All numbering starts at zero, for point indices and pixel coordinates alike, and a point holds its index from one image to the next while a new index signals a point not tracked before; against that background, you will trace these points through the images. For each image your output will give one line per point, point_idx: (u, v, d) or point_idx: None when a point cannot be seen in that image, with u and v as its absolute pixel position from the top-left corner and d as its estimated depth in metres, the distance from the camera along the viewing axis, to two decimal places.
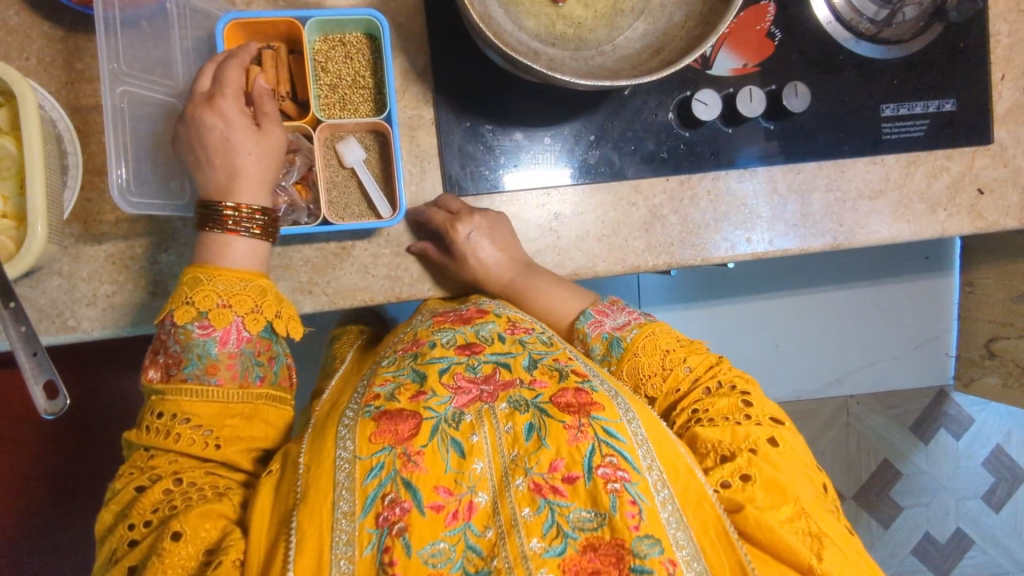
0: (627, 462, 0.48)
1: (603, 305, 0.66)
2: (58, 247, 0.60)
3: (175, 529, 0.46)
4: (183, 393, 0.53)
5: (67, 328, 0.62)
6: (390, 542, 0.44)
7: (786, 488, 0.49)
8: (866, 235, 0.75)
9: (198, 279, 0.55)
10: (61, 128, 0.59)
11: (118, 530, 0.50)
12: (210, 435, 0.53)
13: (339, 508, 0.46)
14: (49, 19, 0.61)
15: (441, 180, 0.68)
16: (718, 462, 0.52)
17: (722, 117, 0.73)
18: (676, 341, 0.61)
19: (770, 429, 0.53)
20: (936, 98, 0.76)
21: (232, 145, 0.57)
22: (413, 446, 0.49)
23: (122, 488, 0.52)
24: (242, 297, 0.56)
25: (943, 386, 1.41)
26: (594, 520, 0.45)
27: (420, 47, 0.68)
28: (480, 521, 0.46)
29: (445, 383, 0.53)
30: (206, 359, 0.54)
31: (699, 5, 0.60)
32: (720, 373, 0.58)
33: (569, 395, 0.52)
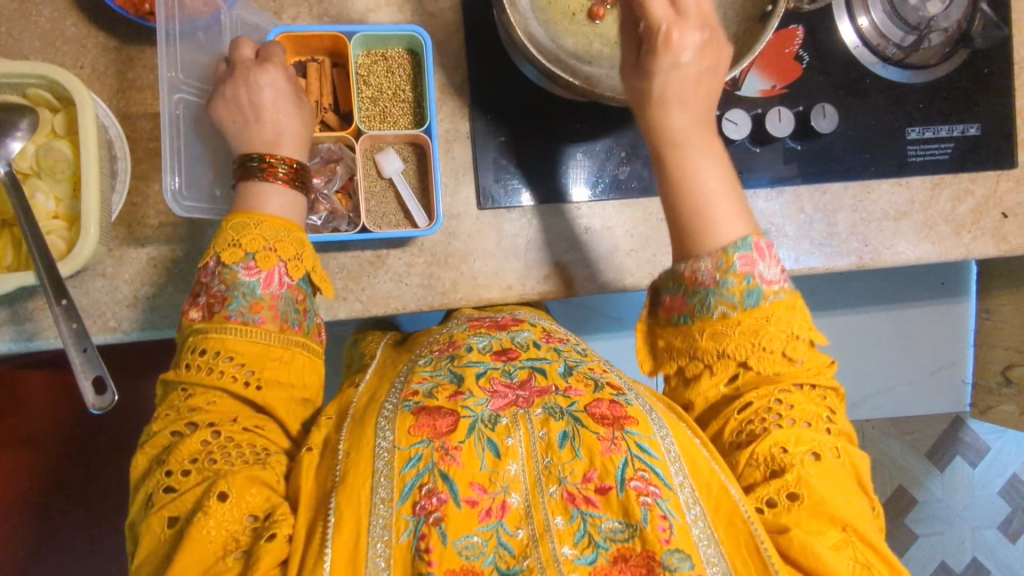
0: (659, 478, 0.48)
1: (763, 243, 0.56)
2: (104, 249, 0.62)
3: (222, 490, 0.47)
4: (227, 330, 0.54)
5: (108, 328, 0.63)
6: (427, 530, 0.45)
7: (833, 511, 0.48)
8: (891, 256, 0.76)
9: (245, 222, 0.56)
10: (112, 134, 0.61)
11: (154, 475, 0.49)
12: (252, 375, 0.53)
13: (378, 494, 0.47)
14: (103, 30, 0.64)
15: (475, 192, 0.69)
16: (767, 477, 0.50)
17: (750, 136, 0.74)
18: (806, 330, 0.56)
19: (841, 442, 0.52)
20: (960, 123, 0.77)
21: (282, 103, 0.60)
22: (451, 442, 0.49)
23: (158, 430, 0.52)
24: (288, 243, 0.57)
25: (961, 413, 1.40)
26: (624, 531, 0.46)
27: (458, 63, 0.69)
28: (513, 521, 0.47)
29: (482, 386, 0.54)
30: (250, 297, 0.55)
31: (733, 26, 0.61)
32: (821, 378, 0.55)
33: (603, 407, 0.52)
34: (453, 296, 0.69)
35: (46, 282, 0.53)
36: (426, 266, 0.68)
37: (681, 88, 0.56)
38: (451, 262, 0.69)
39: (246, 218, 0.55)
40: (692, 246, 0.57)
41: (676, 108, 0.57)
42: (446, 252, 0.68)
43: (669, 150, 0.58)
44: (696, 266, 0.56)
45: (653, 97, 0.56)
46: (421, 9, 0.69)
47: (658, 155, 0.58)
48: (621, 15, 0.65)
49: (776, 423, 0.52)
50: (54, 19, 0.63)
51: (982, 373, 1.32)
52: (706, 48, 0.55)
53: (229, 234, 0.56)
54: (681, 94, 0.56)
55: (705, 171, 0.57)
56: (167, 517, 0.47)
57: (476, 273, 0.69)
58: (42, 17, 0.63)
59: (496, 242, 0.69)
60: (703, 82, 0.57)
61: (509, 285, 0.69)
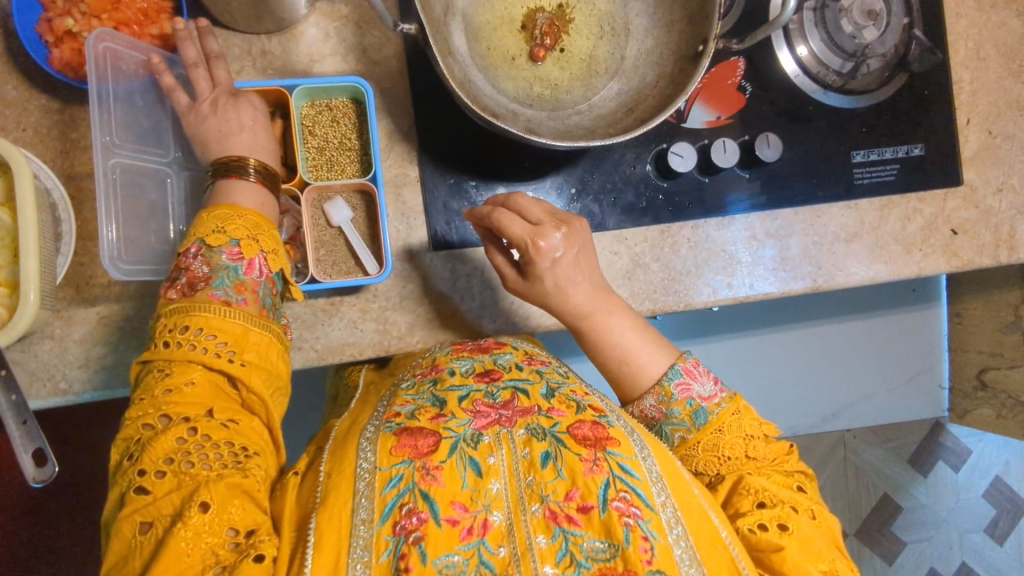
0: (640, 499, 0.49)
1: (690, 363, 0.64)
2: (50, 311, 0.61)
3: (203, 500, 0.46)
4: (210, 309, 0.53)
5: (58, 391, 0.62)
6: (406, 549, 0.45)
7: (819, 549, 0.53)
8: (845, 277, 0.77)
9: (230, 212, 0.57)
10: (56, 196, 0.61)
11: (127, 474, 0.48)
12: (234, 355, 0.54)
13: (358, 515, 0.47)
14: (45, 92, 0.64)
15: (427, 235, 0.69)
16: (756, 506, 0.55)
17: (698, 167, 0.75)
18: (759, 427, 0.62)
19: (817, 505, 0.56)
20: (904, 144, 0.79)
21: (261, 121, 0.61)
22: (432, 461, 0.50)
23: (131, 422, 0.51)
24: (268, 237, 0.58)
25: (940, 418, 1.41)
26: (606, 551, 0.47)
27: (404, 108, 0.70)
28: (495, 538, 0.47)
29: (465, 408, 0.55)
30: (235, 278, 0.55)
31: (670, 64, 0.62)
32: (786, 463, 0.61)
33: (585, 428, 0.53)
34: (409, 340, 0.69)
35: None
36: (381, 311, 0.68)
37: (568, 274, 0.62)
38: (407, 305, 0.69)
39: (227, 208, 0.56)
40: (633, 391, 0.64)
41: (571, 289, 0.63)
42: (401, 296, 0.69)
43: (582, 323, 0.64)
44: (643, 405, 0.63)
45: (549, 291, 0.63)
46: (365, 57, 0.69)
47: (576, 329, 0.65)
48: (562, 58, 0.67)
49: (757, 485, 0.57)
50: None
51: (956, 379, 1.34)
52: (572, 235, 0.62)
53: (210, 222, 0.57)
54: (569, 276, 0.62)
55: (619, 329, 0.64)
56: (140, 522, 0.46)
57: (432, 315, 0.69)
58: None
59: (451, 283, 0.69)
60: (581, 258, 0.63)
61: (465, 325, 0.70)
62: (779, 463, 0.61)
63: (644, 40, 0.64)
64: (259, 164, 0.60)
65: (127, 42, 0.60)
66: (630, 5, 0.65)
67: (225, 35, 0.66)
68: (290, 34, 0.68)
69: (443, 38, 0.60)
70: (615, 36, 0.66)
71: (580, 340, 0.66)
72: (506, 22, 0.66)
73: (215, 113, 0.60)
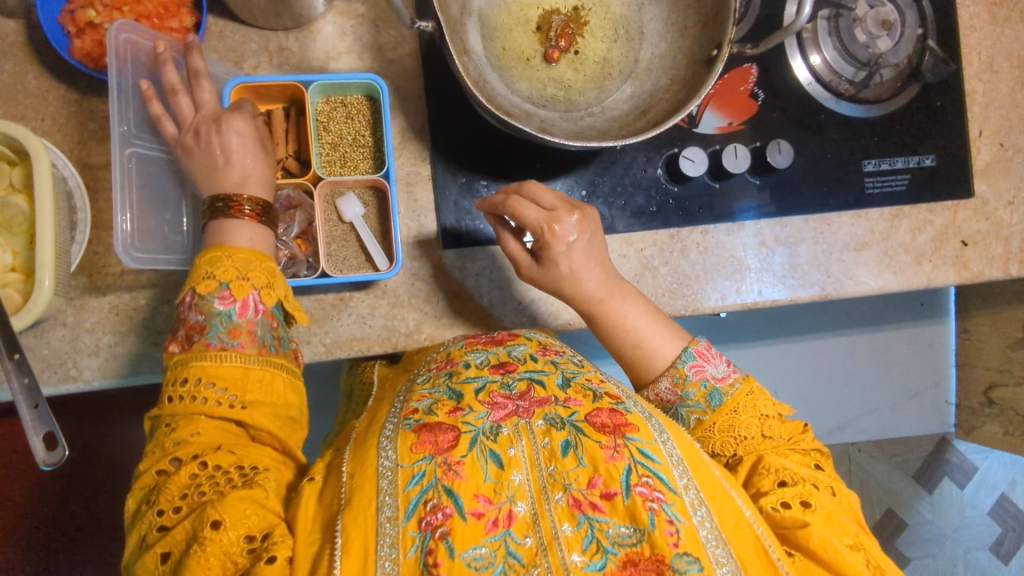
0: (663, 483, 0.49)
1: (703, 346, 0.64)
2: (63, 299, 0.62)
3: (214, 518, 0.47)
4: (206, 357, 0.54)
5: (68, 378, 0.63)
6: (434, 544, 0.45)
7: (843, 523, 0.53)
8: (854, 286, 0.77)
9: (218, 256, 0.56)
10: (71, 185, 0.62)
11: (146, 517, 0.50)
12: (235, 398, 0.54)
13: (383, 513, 0.47)
14: (65, 82, 0.65)
15: (438, 233, 0.70)
16: (777, 486, 0.55)
17: (708, 172, 0.75)
18: (773, 406, 0.62)
19: (837, 482, 0.57)
20: (916, 154, 0.79)
21: (247, 149, 0.59)
22: (453, 457, 0.50)
23: (145, 470, 0.52)
24: (260, 271, 0.57)
25: (947, 434, 1.40)
26: (632, 536, 0.47)
27: (417, 107, 0.70)
28: (521, 529, 0.47)
29: (481, 400, 0.55)
30: (228, 323, 0.55)
31: (683, 69, 0.62)
32: (801, 441, 0.61)
33: (604, 416, 0.53)
34: (417, 337, 0.69)
35: None
36: (389, 307, 0.69)
37: (582, 260, 0.63)
38: (415, 302, 0.69)
39: (218, 251, 0.56)
40: (646, 374, 0.64)
41: (585, 275, 0.63)
42: (410, 293, 0.69)
43: (594, 308, 0.64)
44: (657, 388, 0.64)
45: (562, 276, 0.63)
46: (380, 55, 0.70)
47: (587, 315, 0.65)
48: (576, 59, 0.67)
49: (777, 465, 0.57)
50: (16, 73, 0.64)
51: (964, 395, 1.33)
52: (583, 221, 0.63)
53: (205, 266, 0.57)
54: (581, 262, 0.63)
55: (630, 313, 0.64)
56: (161, 553, 0.48)
57: (440, 313, 0.69)
58: (3, 71, 0.64)
59: (459, 282, 0.70)
60: (592, 246, 0.64)
61: (473, 324, 0.70)
62: (795, 442, 0.61)
63: (657, 44, 0.65)
64: (252, 199, 0.59)
65: (147, 35, 0.60)
66: (645, 9, 0.66)
67: (243, 30, 0.67)
68: (307, 32, 0.68)
69: (459, 38, 0.60)
70: (629, 39, 0.67)
71: (591, 326, 0.66)
72: (521, 24, 0.67)
73: (205, 140, 0.59)
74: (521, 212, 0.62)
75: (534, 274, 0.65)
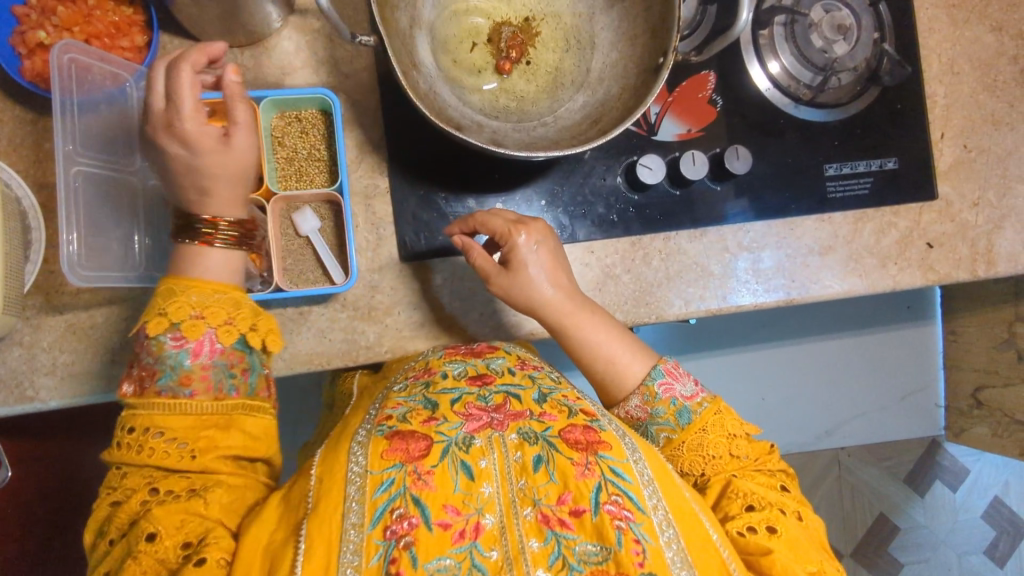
0: (632, 503, 0.49)
1: (672, 365, 0.66)
2: (18, 319, 0.62)
3: (149, 530, 0.47)
4: (156, 407, 0.53)
5: (25, 398, 0.63)
6: (397, 553, 0.46)
7: (809, 550, 0.53)
8: (820, 290, 0.77)
9: (171, 290, 0.56)
10: (26, 205, 0.62)
11: (100, 548, 0.50)
12: (185, 446, 0.52)
13: (348, 519, 0.47)
14: (20, 103, 0.65)
15: (397, 246, 0.70)
16: (744, 510, 0.55)
17: (668, 178, 0.75)
18: (740, 426, 0.63)
19: (803, 507, 0.57)
20: (878, 157, 0.79)
21: (191, 167, 0.57)
22: (424, 465, 0.51)
23: (101, 506, 0.52)
24: (216, 308, 0.56)
25: (936, 437, 1.39)
26: (599, 554, 0.47)
27: (375, 121, 0.71)
28: (486, 542, 0.47)
29: (456, 411, 0.56)
30: (179, 370, 0.53)
31: (633, 77, 0.62)
32: (768, 462, 0.62)
33: (577, 432, 0.54)
34: (378, 350, 0.69)
35: None
36: (350, 320, 0.68)
37: (546, 266, 0.65)
38: (376, 315, 0.69)
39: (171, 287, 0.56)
40: (617, 392, 0.65)
41: (552, 280, 0.65)
42: (370, 306, 0.69)
43: (562, 321, 0.65)
44: (628, 405, 0.65)
45: (529, 280, 0.65)
46: (336, 70, 0.70)
47: (557, 330, 0.66)
48: (528, 70, 0.68)
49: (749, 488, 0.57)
50: None
51: (952, 397, 1.32)
52: (532, 235, 0.65)
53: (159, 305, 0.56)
54: (541, 274, 0.65)
55: (599, 330, 0.65)
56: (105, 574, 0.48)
57: (401, 326, 0.69)
58: None
59: (421, 294, 0.70)
60: (557, 257, 0.66)
61: (435, 336, 0.70)
62: (761, 463, 0.61)
63: (609, 53, 0.65)
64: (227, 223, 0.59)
65: (98, 56, 0.60)
66: (596, 19, 0.66)
67: (197, 48, 0.67)
68: (262, 47, 0.69)
69: (409, 52, 0.61)
70: (581, 49, 0.67)
71: (561, 343, 0.67)
72: (472, 36, 0.67)
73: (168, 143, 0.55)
74: (489, 220, 0.65)
75: (504, 284, 0.65)
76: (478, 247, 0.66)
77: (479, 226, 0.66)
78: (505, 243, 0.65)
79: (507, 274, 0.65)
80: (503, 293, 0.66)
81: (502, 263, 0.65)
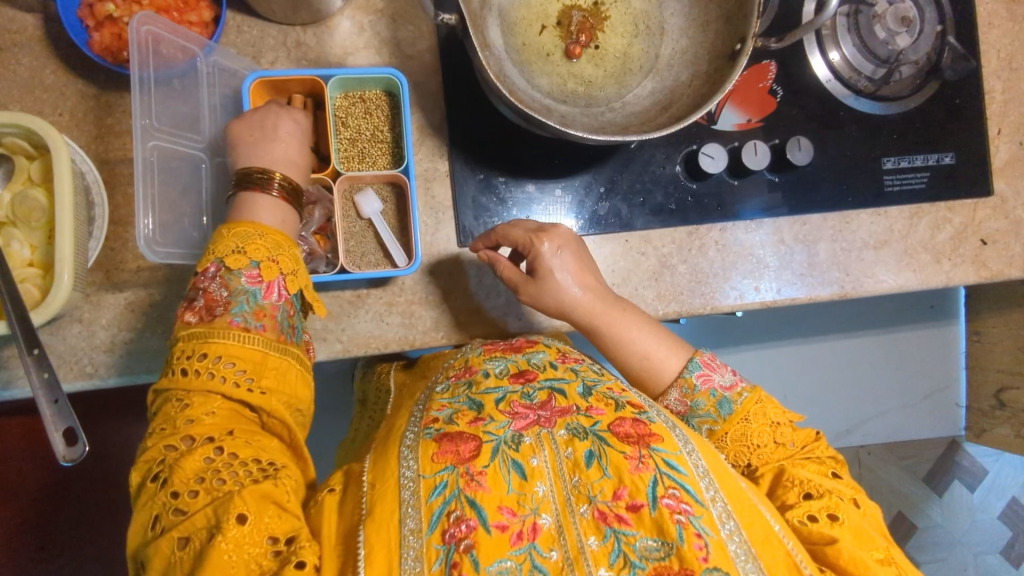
0: (690, 495, 0.47)
1: (708, 357, 0.64)
2: (80, 294, 0.61)
3: (240, 512, 0.44)
4: (229, 335, 0.53)
5: (85, 374, 0.62)
6: (458, 557, 0.43)
7: (873, 535, 0.50)
8: (873, 285, 0.76)
9: (249, 232, 0.56)
10: (90, 180, 0.61)
11: (157, 500, 0.46)
12: (251, 382, 0.53)
13: (406, 525, 0.45)
14: (82, 77, 0.64)
15: (455, 231, 0.69)
16: (803, 498, 0.53)
17: (728, 169, 0.75)
18: (783, 414, 0.61)
19: (859, 492, 0.55)
20: (935, 152, 0.78)
21: (297, 137, 0.62)
22: (475, 466, 0.48)
23: (152, 445, 0.50)
24: (288, 257, 0.58)
25: (957, 439, 1.38)
26: (660, 549, 0.45)
27: (435, 104, 0.70)
28: (545, 542, 0.45)
29: (502, 410, 0.53)
30: (254, 304, 0.55)
31: (705, 64, 0.61)
32: (816, 448, 0.59)
33: (627, 425, 0.51)
34: (434, 334, 0.68)
35: (16, 330, 0.54)
36: (407, 304, 0.68)
37: (570, 271, 0.64)
38: (432, 300, 0.68)
39: (250, 226, 0.56)
40: (651, 387, 0.64)
41: (578, 282, 0.64)
42: (427, 290, 0.68)
43: (593, 321, 0.65)
44: (666, 399, 0.63)
45: (555, 286, 0.64)
46: (399, 51, 0.69)
47: (590, 329, 0.65)
48: (596, 55, 0.67)
49: (800, 476, 0.55)
50: (33, 68, 0.64)
51: (975, 397, 1.31)
52: (554, 241, 0.64)
53: (230, 240, 0.56)
54: (568, 277, 0.64)
55: (631, 326, 0.64)
56: (178, 538, 0.44)
57: (458, 311, 0.69)
58: (21, 66, 0.63)
59: (477, 280, 0.69)
60: (581, 260, 0.65)
61: (492, 321, 0.70)
62: (808, 451, 0.59)
63: (679, 40, 0.64)
64: (284, 180, 0.60)
65: (169, 28, 0.60)
66: (666, 4, 0.65)
67: (260, 26, 0.67)
68: (325, 27, 0.68)
69: (481, 32, 0.59)
70: (650, 34, 0.66)
71: (595, 342, 0.66)
72: (542, 18, 0.66)
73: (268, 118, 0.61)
74: (510, 232, 0.65)
75: (532, 294, 0.65)
76: (502, 259, 0.65)
77: (502, 239, 0.66)
78: (528, 253, 0.64)
79: (535, 282, 0.65)
80: (532, 300, 0.66)
81: (527, 275, 0.65)
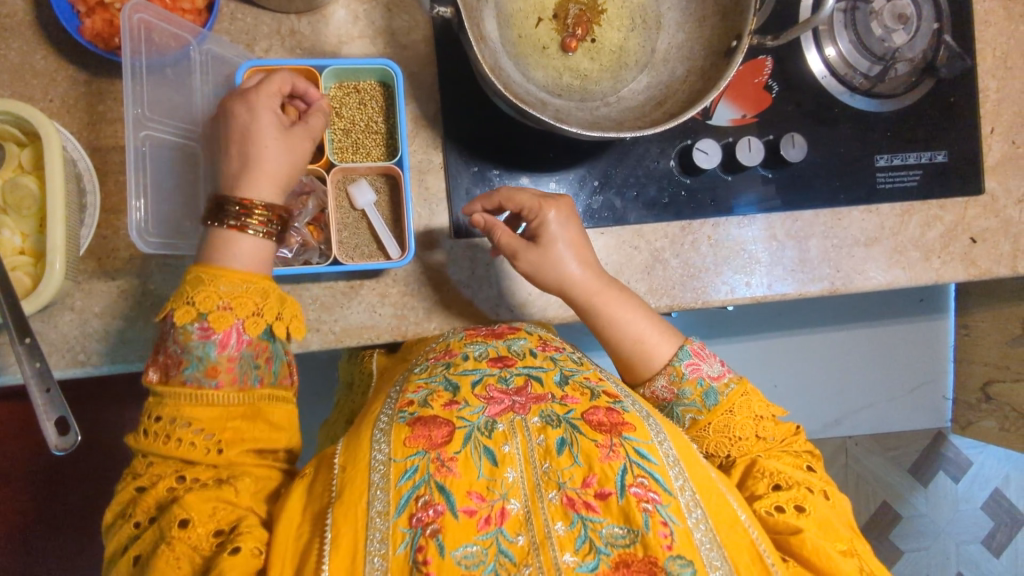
0: (658, 484, 0.48)
1: (698, 347, 0.65)
2: (71, 282, 0.61)
3: (182, 517, 0.46)
4: (183, 396, 0.51)
5: (77, 362, 0.62)
6: (424, 541, 0.44)
7: (840, 530, 0.52)
8: (863, 281, 0.77)
9: (201, 279, 0.53)
10: (81, 167, 0.61)
11: (122, 530, 0.49)
12: (212, 439, 0.51)
13: (373, 507, 0.46)
14: (74, 63, 0.64)
15: (449, 222, 0.70)
16: (772, 490, 0.54)
17: (721, 164, 0.75)
18: (767, 408, 0.62)
19: (831, 486, 0.56)
20: (928, 150, 0.79)
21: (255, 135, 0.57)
22: (447, 452, 0.49)
23: (123, 488, 0.51)
24: (243, 298, 0.53)
25: (942, 430, 1.40)
26: (626, 537, 0.46)
27: (430, 94, 0.70)
28: (513, 527, 0.46)
29: (478, 394, 0.54)
30: (207, 361, 0.52)
31: (701, 59, 0.61)
32: (794, 443, 0.61)
33: (600, 414, 0.52)
34: (427, 326, 0.69)
35: (7, 318, 0.54)
36: (400, 295, 0.68)
37: (572, 243, 0.65)
38: (425, 291, 0.69)
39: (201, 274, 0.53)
40: (641, 372, 0.65)
41: (579, 258, 0.65)
42: (420, 282, 0.68)
43: (588, 300, 0.65)
44: (654, 386, 0.64)
45: (557, 256, 0.64)
46: (394, 41, 0.69)
47: (584, 309, 0.65)
48: (592, 48, 0.67)
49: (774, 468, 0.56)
50: (24, 53, 0.63)
51: (961, 391, 1.33)
52: (559, 212, 0.65)
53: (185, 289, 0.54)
54: (568, 252, 0.64)
55: (626, 309, 0.65)
56: (133, 557, 0.48)
57: (451, 303, 0.69)
58: (11, 51, 0.63)
59: (470, 272, 0.70)
60: (580, 236, 0.66)
61: (484, 312, 0.70)
62: (786, 444, 0.60)
63: (675, 35, 0.64)
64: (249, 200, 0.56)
65: (161, 15, 0.60)
66: None
67: (254, 13, 0.66)
68: (319, 15, 0.67)
69: (476, 24, 0.59)
70: (646, 28, 0.66)
71: (587, 323, 0.66)
72: (538, 11, 0.66)
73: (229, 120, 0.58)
74: (514, 199, 0.65)
75: (532, 260, 0.64)
76: (501, 225, 0.64)
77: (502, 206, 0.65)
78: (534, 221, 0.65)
79: (536, 252, 0.64)
80: (529, 268, 0.64)
81: (528, 242, 0.64)
